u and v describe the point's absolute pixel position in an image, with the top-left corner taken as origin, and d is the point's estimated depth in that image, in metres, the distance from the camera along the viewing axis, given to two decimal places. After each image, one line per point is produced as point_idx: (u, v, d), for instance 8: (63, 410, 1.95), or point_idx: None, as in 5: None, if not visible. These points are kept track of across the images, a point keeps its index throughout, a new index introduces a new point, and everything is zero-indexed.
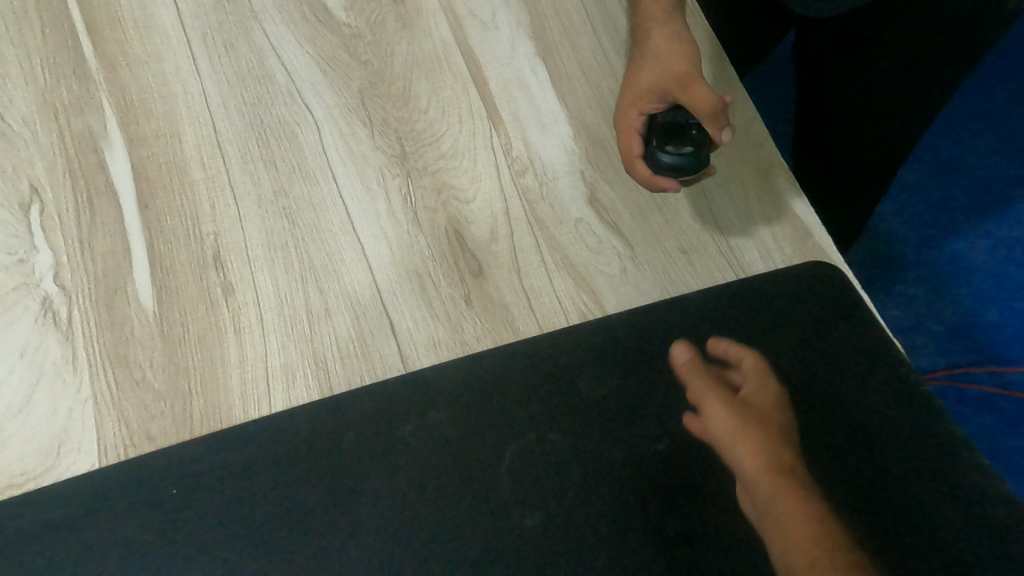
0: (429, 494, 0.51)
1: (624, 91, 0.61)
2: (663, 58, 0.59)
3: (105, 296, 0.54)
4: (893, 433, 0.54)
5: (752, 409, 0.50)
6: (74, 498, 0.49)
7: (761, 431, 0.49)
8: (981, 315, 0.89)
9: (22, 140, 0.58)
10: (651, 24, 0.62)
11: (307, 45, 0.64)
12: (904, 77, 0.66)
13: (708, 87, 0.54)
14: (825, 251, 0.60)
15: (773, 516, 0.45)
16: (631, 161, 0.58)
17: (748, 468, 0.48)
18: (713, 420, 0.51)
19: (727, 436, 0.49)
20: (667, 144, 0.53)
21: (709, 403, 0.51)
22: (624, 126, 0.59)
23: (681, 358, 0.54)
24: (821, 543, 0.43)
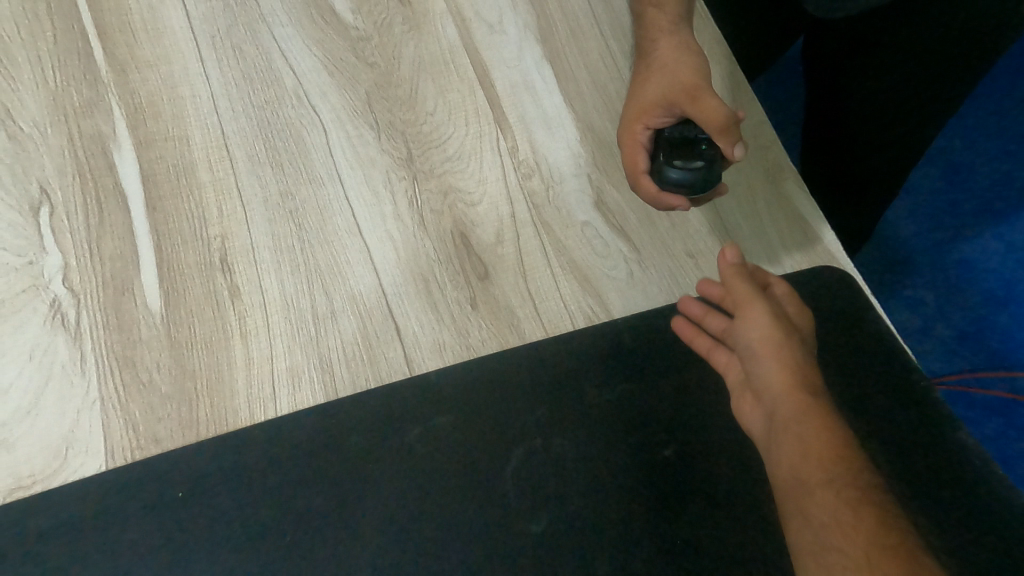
0: (434, 499, 0.51)
1: (629, 103, 0.60)
2: (670, 70, 0.59)
3: (114, 299, 0.54)
4: (907, 438, 0.52)
5: (795, 332, 0.50)
6: (81, 500, 0.49)
7: (796, 352, 0.49)
8: (992, 320, 0.88)
9: (33, 143, 0.58)
10: (658, 35, 0.63)
11: (314, 48, 0.64)
12: (921, 73, 0.64)
13: (717, 100, 0.55)
14: (833, 255, 0.60)
15: (796, 426, 0.44)
16: (636, 176, 0.56)
17: (780, 382, 0.47)
18: (753, 330, 0.50)
19: (765, 347, 0.49)
20: (676, 160, 0.53)
21: (754, 312, 0.51)
22: (630, 141, 0.58)
23: (730, 259, 0.54)
24: (842, 462, 0.42)
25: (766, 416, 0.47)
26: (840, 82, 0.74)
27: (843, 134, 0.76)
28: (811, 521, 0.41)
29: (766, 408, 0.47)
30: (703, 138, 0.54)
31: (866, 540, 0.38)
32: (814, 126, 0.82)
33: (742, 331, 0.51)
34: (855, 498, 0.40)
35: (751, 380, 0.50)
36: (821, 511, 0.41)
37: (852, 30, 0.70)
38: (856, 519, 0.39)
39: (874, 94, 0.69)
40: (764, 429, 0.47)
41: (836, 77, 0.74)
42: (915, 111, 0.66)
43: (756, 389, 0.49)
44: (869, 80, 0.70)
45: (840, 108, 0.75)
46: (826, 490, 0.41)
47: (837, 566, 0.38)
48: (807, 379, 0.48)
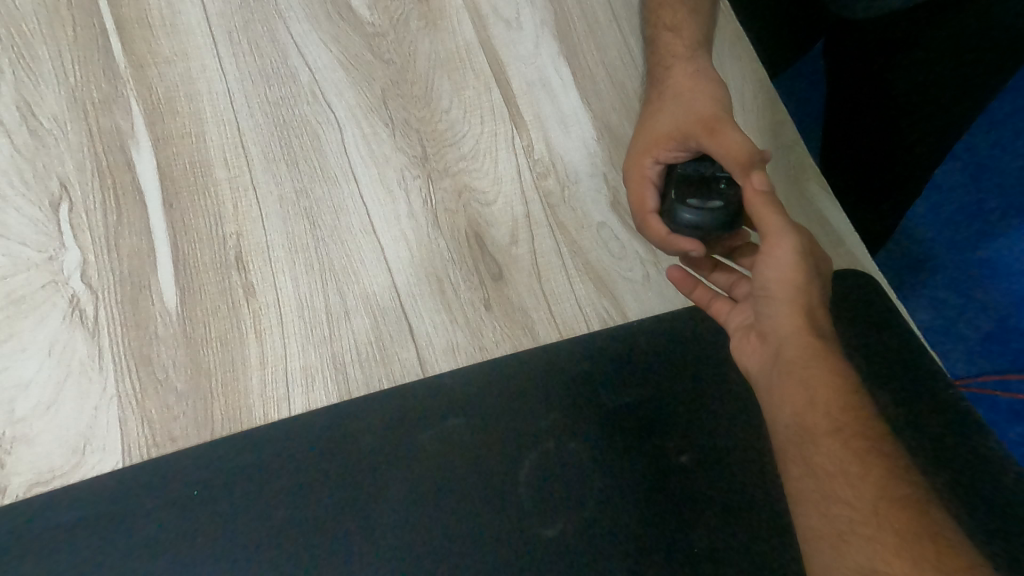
0: (446, 502, 0.51)
1: (641, 139, 0.57)
2: (687, 103, 0.57)
3: (131, 296, 0.55)
4: (932, 447, 0.51)
5: (816, 263, 0.45)
6: (100, 495, 0.50)
7: (814, 291, 0.44)
8: (1018, 322, 0.86)
9: (53, 139, 0.59)
10: (673, 60, 0.61)
11: (331, 44, 0.64)
12: (939, 82, 0.65)
13: (739, 135, 0.51)
14: (856, 258, 0.59)
15: (806, 371, 0.41)
16: (644, 217, 0.53)
17: (794, 324, 0.43)
18: (770, 267, 0.44)
19: (784, 287, 0.44)
20: (690, 199, 0.49)
21: (777, 244, 0.44)
22: (638, 176, 0.55)
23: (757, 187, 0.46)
24: (852, 411, 0.40)
25: (771, 357, 0.44)
26: (854, 90, 0.74)
27: (858, 142, 0.76)
28: (815, 470, 0.40)
29: (773, 349, 0.44)
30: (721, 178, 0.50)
31: (874, 494, 0.38)
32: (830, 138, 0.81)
33: (759, 263, 0.46)
34: (861, 448, 0.39)
35: (760, 317, 0.46)
36: (827, 462, 0.39)
37: (865, 37, 0.70)
38: (864, 470, 0.38)
39: (887, 100, 0.69)
40: (767, 370, 0.44)
41: (851, 84, 0.74)
42: (930, 116, 0.66)
43: (765, 327, 0.45)
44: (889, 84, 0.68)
45: (854, 114, 0.75)
46: (832, 440, 0.40)
47: (842, 519, 0.38)
48: (821, 322, 0.43)
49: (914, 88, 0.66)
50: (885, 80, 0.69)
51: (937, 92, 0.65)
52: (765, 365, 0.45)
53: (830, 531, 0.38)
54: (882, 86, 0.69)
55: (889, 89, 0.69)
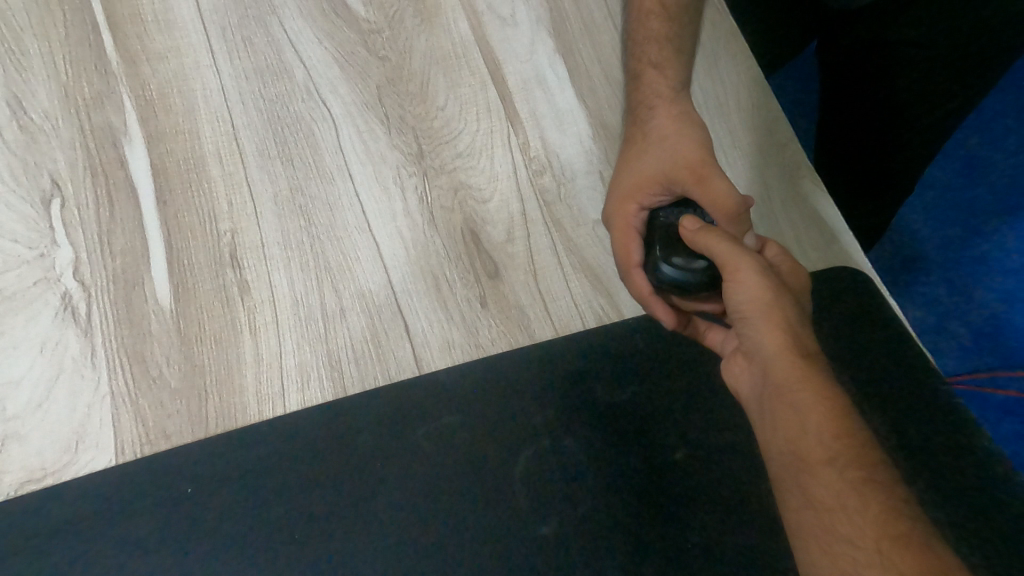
0: (442, 500, 0.51)
1: (620, 180, 0.55)
2: (670, 141, 0.54)
3: (125, 294, 0.54)
4: (923, 444, 0.51)
5: (781, 280, 0.43)
6: (92, 494, 0.50)
7: (788, 310, 0.42)
8: (1009, 320, 0.87)
9: (44, 135, 0.58)
10: (656, 101, 0.57)
11: (325, 41, 0.64)
12: (923, 87, 0.65)
13: (726, 182, 0.50)
14: (850, 255, 0.59)
15: (792, 396, 0.39)
16: (628, 269, 0.52)
17: (771, 347, 0.41)
18: (738, 291, 0.43)
19: (754, 309, 0.42)
20: (673, 257, 0.47)
21: (737, 268, 0.43)
22: (622, 225, 0.53)
23: (690, 228, 0.47)
24: (845, 437, 0.38)
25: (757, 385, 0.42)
26: (844, 92, 0.74)
27: (853, 142, 0.77)
28: (813, 505, 0.37)
29: (758, 376, 0.42)
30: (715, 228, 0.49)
31: (874, 530, 0.35)
32: (828, 145, 0.82)
33: (726, 288, 0.44)
34: (859, 479, 0.36)
35: (743, 343, 0.44)
36: (825, 494, 0.37)
37: (846, 45, 0.71)
38: (864, 504, 0.36)
39: (879, 99, 0.69)
40: (755, 401, 0.42)
41: (840, 87, 0.75)
42: (932, 108, 0.66)
43: (748, 352, 0.44)
44: (878, 87, 0.69)
45: (848, 116, 0.75)
46: (827, 470, 0.37)
47: (846, 560, 0.35)
48: (799, 343, 0.41)
49: (898, 92, 0.67)
50: (874, 83, 0.69)
51: (936, 85, 0.65)
52: (753, 394, 0.43)
53: (833, 570, 0.35)
54: (873, 86, 0.69)
55: (880, 89, 0.69)
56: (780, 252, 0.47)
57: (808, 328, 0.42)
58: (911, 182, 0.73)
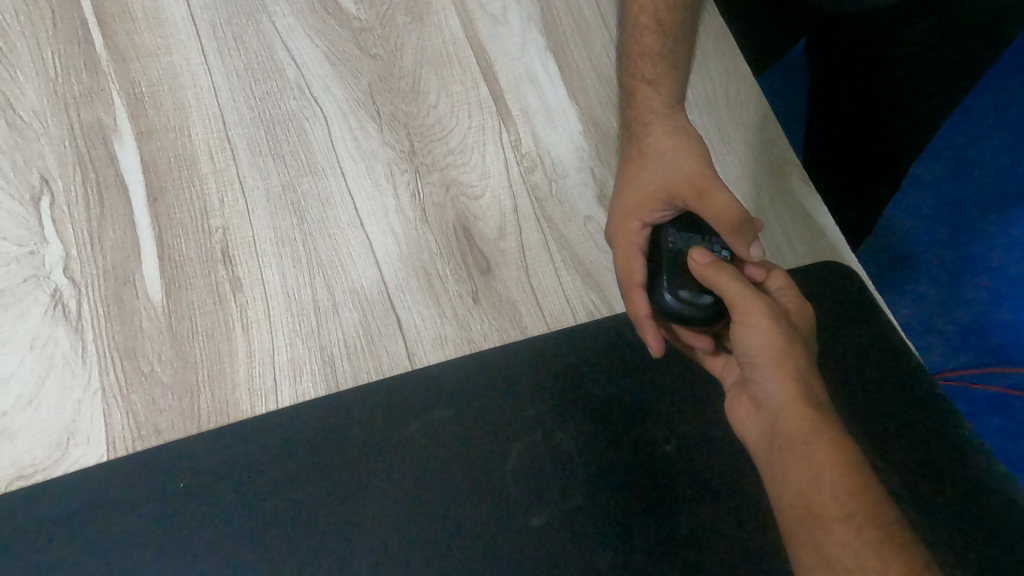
0: (435, 494, 0.51)
1: (622, 200, 0.55)
2: (668, 158, 0.55)
3: (115, 290, 0.54)
4: (909, 437, 0.52)
5: (791, 326, 0.44)
6: (84, 491, 0.49)
7: (800, 357, 0.43)
8: (994, 317, 0.88)
9: (33, 132, 0.58)
10: (650, 117, 0.58)
11: (316, 38, 0.64)
12: (914, 83, 0.66)
13: (727, 196, 0.50)
14: (838, 251, 0.60)
15: (805, 447, 0.40)
16: (630, 289, 0.51)
17: (783, 394, 0.42)
18: (750, 335, 0.44)
19: (765, 355, 0.43)
20: (681, 289, 0.48)
21: (750, 312, 0.44)
22: (625, 242, 0.53)
23: (700, 262, 0.47)
24: (859, 494, 0.38)
25: (767, 429, 0.43)
26: (833, 91, 0.75)
27: (841, 139, 0.78)
28: (830, 562, 0.37)
29: (767, 420, 0.43)
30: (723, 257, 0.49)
31: None
32: (815, 144, 0.83)
33: (736, 333, 0.45)
34: (875, 537, 0.37)
35: (752, 386, 0.45)
36: (842, 553, 0.37)
37: (835, 44, 0.71)
38: (882, 564, 0.36)
39: (868, 97, 0.70)
40: (766, 446, 0.43)
41: (829, 85, 0.75)
42: (921, 104, 0.67)
43: (756, 395, 0.44)
44: (869, 83, 0.69)
45: (837, 114, 0.76)
46: (843, 526, 0.38)
47: None
48: (812, 391, 0.42)
49: (889, 88, 0.68)
50: (864, 80, 0.69)
51: (927, 80, 0.65)
52: (763, 438, 0.44)
53: None
54: (862, 84, 0.70)
55: (868, 87, 0.69)
56: (788, 291, 0.48)
57: (817, 374, 0.43)
58: (899, 175, 0.75)
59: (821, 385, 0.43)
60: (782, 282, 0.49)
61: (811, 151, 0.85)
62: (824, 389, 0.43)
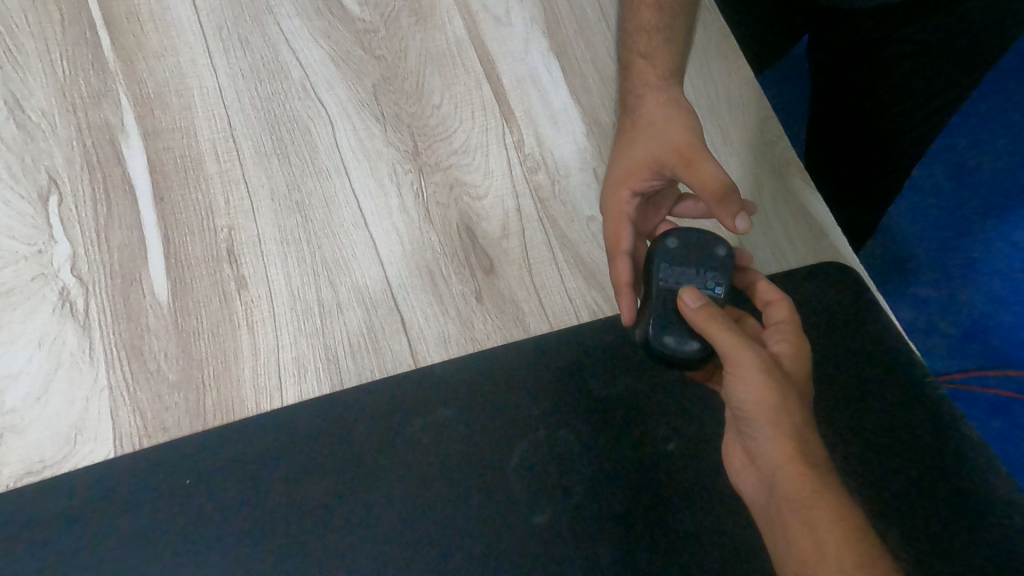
0: (438, 492, 0.52)
1: (613, 167, 0.56)
2: (659, 128, 0.54)
3: (121, 289, 0.55)
4: (907, 439, 0.53)
5: (787, 375, 0.43)
6: (94, 487, 0.50)
7: (796, 413, 0.41)
8: (996, 319, 0.88)
9: (42, 133, 0.59)
10: (644, 89, 0.58)
11: (321, 40, 0.64)
12: (919, 80, 0.66)
13: (714, 165, 0.49)
14: (840, 253, 0.60)
15: (805, 511, 0.38)
16: (615, 255, 0.53)
17: (782, 454, 0.40)
18: (743, 389, 0.42)
19: (762, 411, 0.41)
20: (669, 336, 0.47)
21: (741, 363, 0.42)
22: (614, 210, 0.54)
23: (690, 306, 0.45)
24: (864, 564, 0.36)
25: (766, 489, 0.42)
26: (833, 93, 0.75)
27: (842, 141, 0.78)
28: None
29: (765, 477, 0.41)
30: (717, 296, 0.48)
31: None
32: (817, 144, 0.83)
33: (729, 385, 0.43)
34: None
35: (749, 442, 0.43)
36: None
37: (840, 43, 0.71)
38: None
39: (872, 96, 0.70)
40: (767, 506, 0.41)
41: (831, 87, 0.76)
42: (920, 106, 0.67)
43: (753, 450, 0.43)
44: (872, 81, 0.69)
45: (837, 116, 0.77)
46: None
47: None
48: (809, 450, 0.40)
49: (893, 86, 0.68)
50: (868, 78, 0.69)
51: (931, 78, 0.65)
52: (763, 497, 0.42)
53: None
54: (866, 83, 0.70)
55: (873, 85, 0.69)
56: (784, 338, 0.46)
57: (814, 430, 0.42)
58: (901, 176, 0.74)
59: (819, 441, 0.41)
60: (778, 323, 0.47)
61: (811, 149, 0.85)
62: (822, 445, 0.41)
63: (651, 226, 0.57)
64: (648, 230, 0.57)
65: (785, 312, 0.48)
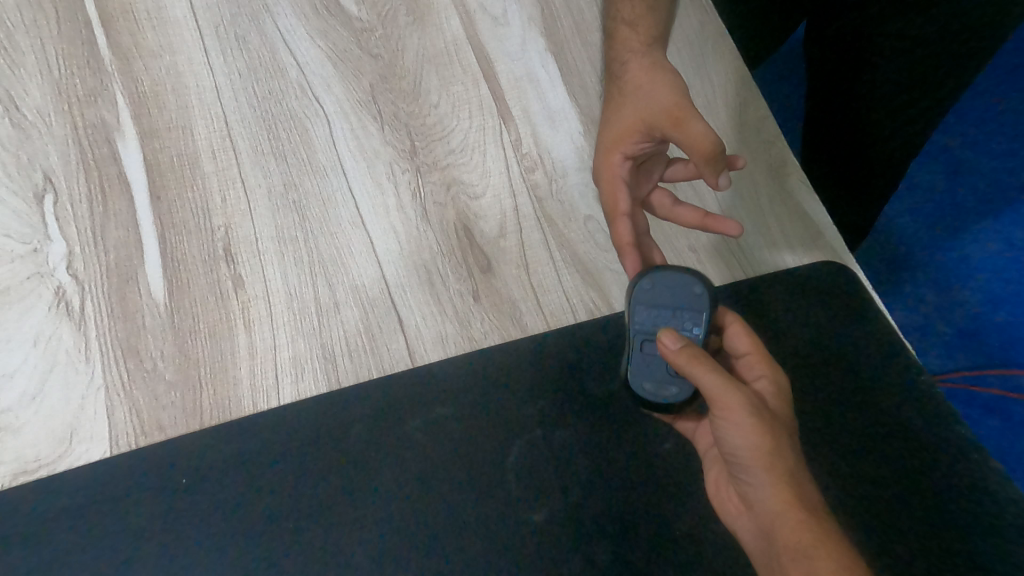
0: (436, 491, 0.52)
1: (604, 134, 0.57)
2: (647, 92, 0.56)
3: (118, 288, 0.54)
4: (900, 438, 0.54)
5: (773, 415, 0.43)
6: (90, 486, 0.50)
7: (788, 458, 0.41)
8: (991, 319, 0.89)
9: (37, 131, 0.58)
10: (628, 56, 0.60)
11: (318, 39, 0.64)
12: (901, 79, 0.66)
13: (702, 122, 0.50)
14: (835, 252, 0.60)
15: (808, 561, 0.39)
16: (614, 217, 0.54)
17: (779, 501, 0.40)
18: (735, 435, 0.41)
19: (754, 457, 0.41)
20: (646, 384, 0.47)
21: (731, 409, 0.41)
22: (609, 174, 0.55)
23: (671, 347, 0.44)
24: None
25: (763, 535, 0.42)
26: (829, 88, 0.76)
27: (840, 141, 0.77)
28: None
29: (762, 524, 0.42)
30: (696, 338, 0.47)
31: None
32: (815, 143, 0.83)
33: (718, 430, 0.43)
34: None
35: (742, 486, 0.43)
36: None
37: (836, 37, 0.72)
38: None
39: (860, 93, 0.71)
40: (767, 553, 0.42)
41: (829, 83, 0.76)
42: (910, 106, 0.66)
43: (747, 496, 0.43)
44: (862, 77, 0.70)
45: (835, 115, 0.76)
46: None
47: None
48: (804, 494, 0.41)
49: (879, 84, 0.68)
50: (858, 74, 0.70)
51: (914, 79, 0.65)
52: (760, 541, 0.42)
53: None
54: (856, 80, 0.71)
55: (862, 83, 0.70)
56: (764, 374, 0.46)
57: (804, 471, 0.42)
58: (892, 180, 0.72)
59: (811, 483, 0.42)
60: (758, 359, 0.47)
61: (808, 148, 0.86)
62: (813, 486, 0.42)
63: (645, 191, 0.57)
64: (644, 195, 0.57)
65: (747, 339, 0.48)
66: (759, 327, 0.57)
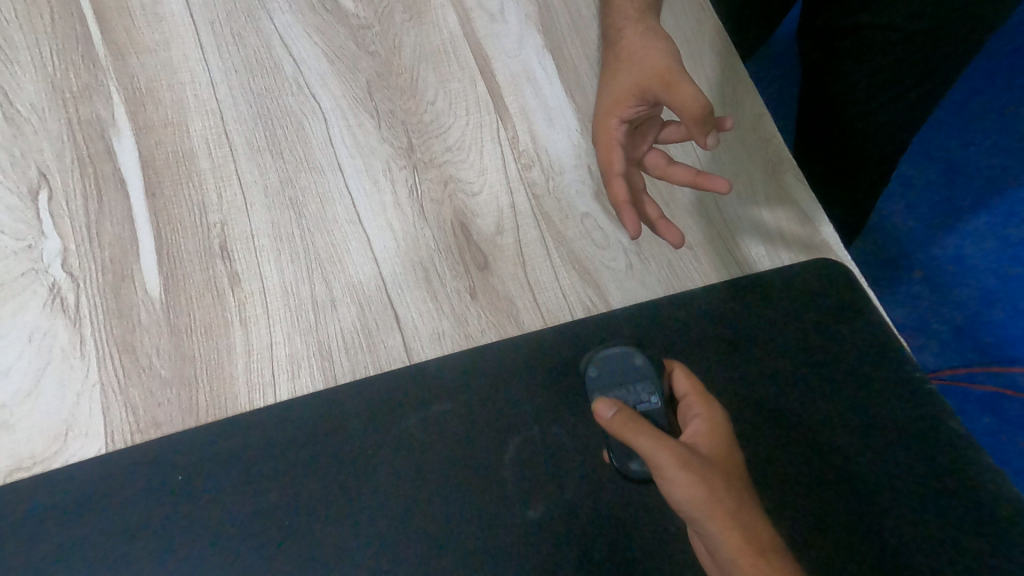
0: (432, 488, 0.52)
1: (602, 99, 0.61)
2: (640, 59, 0.60)
3: (113, 285, 0.54)
4: (901, 436, 0.53)
5: (710, 462, 0.44)
6: (86, 481, 0.50)
7: (730, 504, 0.42)
8: (986, 317, 0.89)
9: (32, 127, 0.58)
10: (624, 22, 0.63)
11: (315, 35, 0.64)
12: (886, 73, 0.66)
13: (691, 87, 0.54)
14: (832, 248, 0.60)
15: None
16: (609, 176, 0.58)
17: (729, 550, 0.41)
18: (675, 490, 0.43)
19: (697, 509, 0.42)
20: (632, 462, 0.51)
21: (665, 467, 0.43)
22: (605, 138, 0.60)
23: (607, 415, 0.47)
24: None
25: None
26: (818, 82, 0.77)
27: (830, 131, 0.78)
28: None
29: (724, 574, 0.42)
30: (655, 404, 0.50)
31: None
32: (811, 140, 0.83)
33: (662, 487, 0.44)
34: None
35: (700, 539, 0.44)
36: None
37: (825, 30, 0.73)
38: None
39: (847, 88, 0.72)
40: None
41: (818, 74, 0.77)
42: (899, 97, 0.67)
43: (707, 548, 0.44)
44: (849, 72, 0.71)
45: (824, 105, 0.77)
46: None
47: None
48: (750, 538, 0.41)
49: (865, 78, 0.69)
50: (845, 68, 0.71)
51: (896, 72, 0.66)
52: None
53: None
54: (843, 74, 0.72)
55: (849, 77, 0.71)
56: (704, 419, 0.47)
57: (752, 513, 0.43)
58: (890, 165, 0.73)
59: (761, 525, 0.42)
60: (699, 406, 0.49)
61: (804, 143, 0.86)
62: (765, 527, 0.43)
63: (641, 151, 0.61)
64: (640, 154, 0.61)
65: (686, 380, 0.50)
66: (755, 324, 0.57)
